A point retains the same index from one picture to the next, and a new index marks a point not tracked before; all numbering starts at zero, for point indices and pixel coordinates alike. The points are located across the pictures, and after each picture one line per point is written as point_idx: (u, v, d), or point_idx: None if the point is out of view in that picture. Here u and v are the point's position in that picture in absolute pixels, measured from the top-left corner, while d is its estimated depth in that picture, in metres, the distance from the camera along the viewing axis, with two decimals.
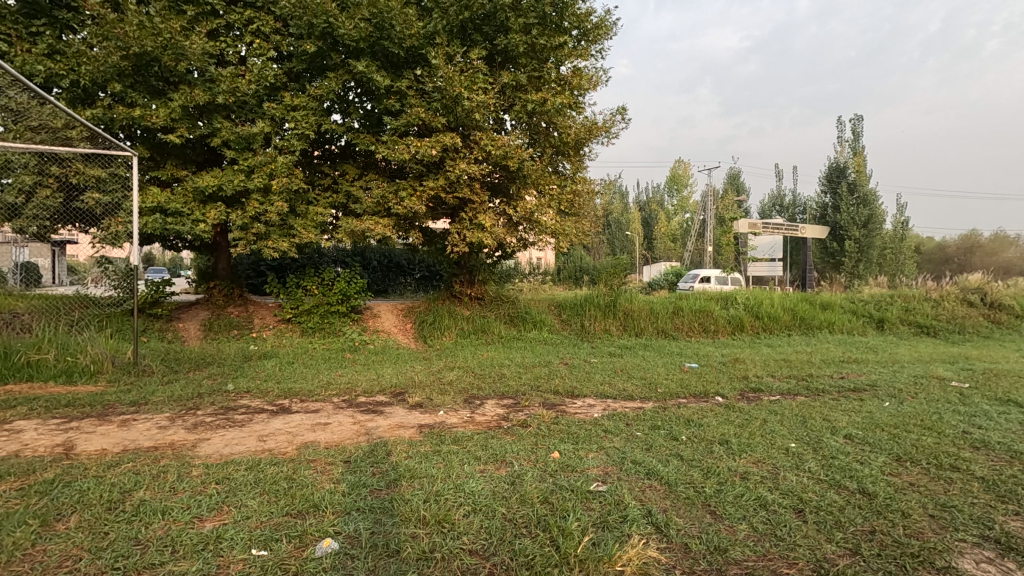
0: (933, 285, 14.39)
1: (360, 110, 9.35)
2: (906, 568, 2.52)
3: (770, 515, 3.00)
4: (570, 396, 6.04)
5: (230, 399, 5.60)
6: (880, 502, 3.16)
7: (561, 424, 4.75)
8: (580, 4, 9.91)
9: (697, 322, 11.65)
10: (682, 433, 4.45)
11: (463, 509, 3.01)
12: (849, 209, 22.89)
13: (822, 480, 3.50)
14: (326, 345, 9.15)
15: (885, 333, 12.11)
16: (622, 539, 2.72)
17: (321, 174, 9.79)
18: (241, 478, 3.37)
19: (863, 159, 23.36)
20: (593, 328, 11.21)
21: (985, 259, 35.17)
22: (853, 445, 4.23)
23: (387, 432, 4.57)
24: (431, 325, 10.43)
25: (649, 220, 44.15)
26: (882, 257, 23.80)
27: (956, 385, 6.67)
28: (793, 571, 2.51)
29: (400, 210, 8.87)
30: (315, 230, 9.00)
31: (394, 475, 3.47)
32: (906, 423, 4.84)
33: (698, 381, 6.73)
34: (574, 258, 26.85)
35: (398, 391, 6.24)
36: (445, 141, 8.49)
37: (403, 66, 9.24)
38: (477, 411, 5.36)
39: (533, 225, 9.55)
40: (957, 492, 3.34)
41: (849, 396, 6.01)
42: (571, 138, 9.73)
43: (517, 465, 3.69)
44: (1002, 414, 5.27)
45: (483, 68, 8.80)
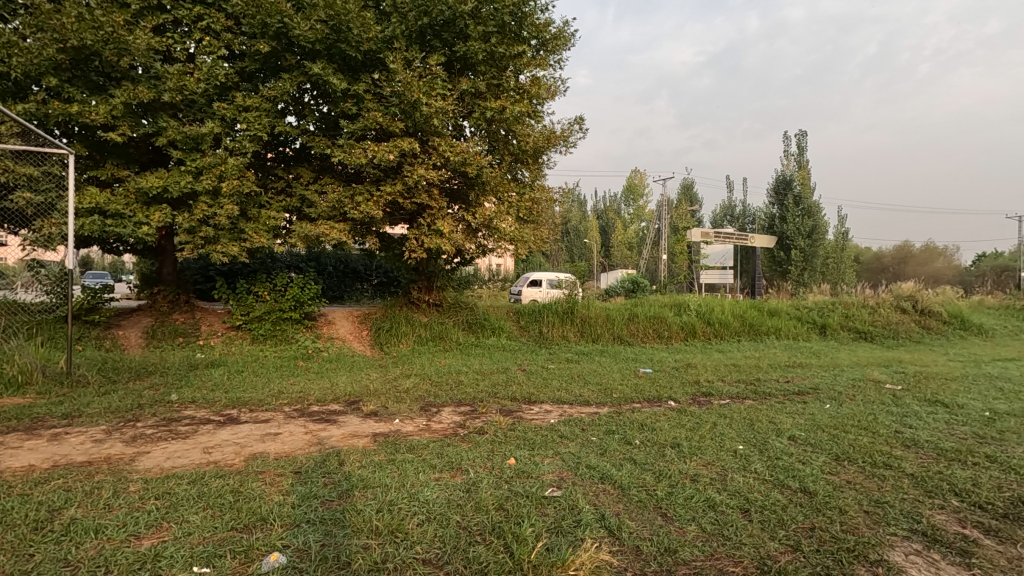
0: (870, 292, 15.19)
1: (316, 113, 9.18)
2: (842, 563, 2.64)
3: (718, 516, 3.09)
4: (526, 402, 6.07)
5: (173, 411, 5.35)
6: (819, 501, 3.31)
7: (517, 430, 4.75)
8: (539, 15, 10.06)
9: (651, 328, 11.91)
10: (635, 438, 4.54)
11: (417, 518, 2.98)
12: (795, 220, 23.96)
13: (767, 480, 3.64)
14: (278, 353, 8.89)
15: (826, 338, 12.69)
16: (575, 544, 2.74)
17: (274, 177, 9.57)
18: (183, 493, 3.22)
19: (807, 172, 24.49)
20: (551, 334, 11.31)
21: (918, 268, 37.42)
22: (796, 446, 4.41)
23: (340, 442, 4.46)
24: (387, 332, 10.27)
25: (606, 228, 44.95)
26: (825, 266, 24.99)
27: (891, 387, 7.08)
28: (738, 569, 2.59)
29: (356, 215, 8.72)
30: (267, 235, 8.75)
31: (346, 486, 3.39)
32: (845, 424, 5.11)
33: (651, 386, 6.89)
34: (533, 265, 27.01)
35: (353, 399, 6.11)
36: (403, 146, 8.42)
37: (360, 70, 9.14)
38: (434, 418, 5.31)
39: (492, 232, 9.56)
40: (889, 488, 3.54)
41: (794, 399, 6.28)
42: (530, 146, 9.82)
43: (472, 473, 3.68)
44: (930, 414, 5.63)
45: (442, 74, 8.77)
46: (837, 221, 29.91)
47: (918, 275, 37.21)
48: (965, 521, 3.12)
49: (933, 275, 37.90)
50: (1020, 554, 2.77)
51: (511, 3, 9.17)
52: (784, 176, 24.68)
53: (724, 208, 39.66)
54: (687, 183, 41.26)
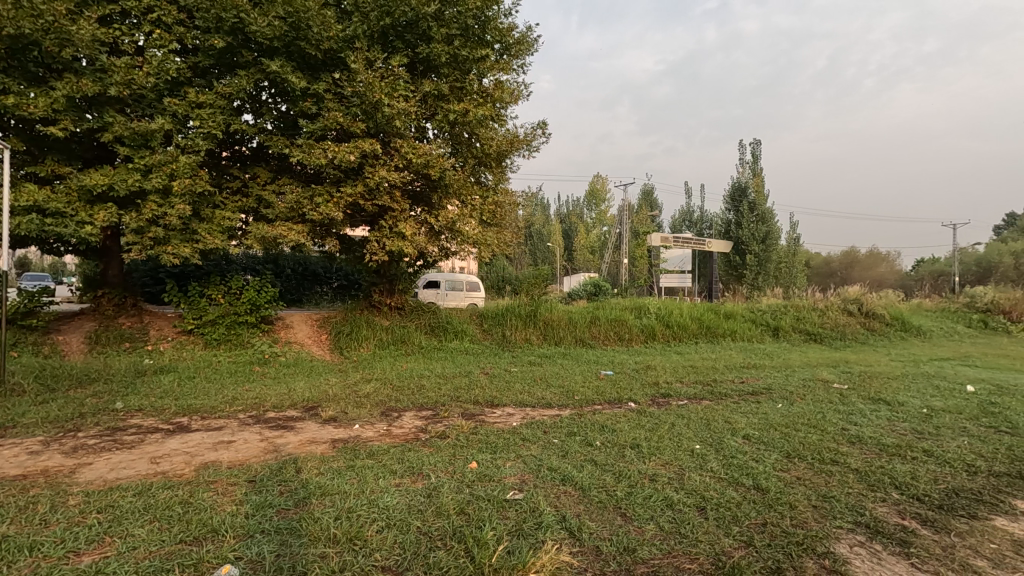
0: (819, 296, 15.85)
1: (273, 111, 8.97)
2: (791, 556, 2.74)
3: (675, 514, 3.16)
4: (489, 405, 6.06)
5: (118, 419, 5.09)
6: (771, 497, 3.43)
7: (479, 434, 4.74)
8: (502, 20, 10.13)
9: (613, 331, 12.09)
10: (596, 439, 4.60)
11: (377, 524, 2.93)
12: (749, 226, 24.79)
13: (722, 478, 3.74)
14: (233, 358, 8.59)
15: (779, 340, 13.17)
16: (536, 546, 2.75)
17: (229, 176, 9.29)
18: (127, 506, 3.07)
19: (761, 180, 25.36)
20: (514, 338, 11.34)
21: (863, 273, 39.27)
22: (750, 445, 4.56)
23: (298, 449, 4.35)
24: (347, 336, 10.08)
25: (569, 232, 45.43)
26: (778, 270, 25.92)
27: (838, 386, 7.43)
28: (694, 566, 2.66)
29: (315, 217, 8.52)
30: (221, 236, 8.47)
31: (303, 494, 3.30)
32: (796, 422, 5.30)
33: (612, 388, 6.99)
34: (497, 268, 27.03)
35: (311, 405, 5.96)
36: (364, 147, 8.29)
37: (320, 68, 8.97)
38: (394, 423, 5.24)
39: (455, 235, 9.52)
40: (836, 483, 3.70)
41: (748, 399, 6.50)
42: (493, 149, 9.83)
43: (434, 477, 3.64)
44: (873, 411, 5.91)
45: (405, 75, 8.69)
46: (789, 227, 31.09)
47: (863, 279, 39.08)
48: (904, 512, 3.28)
49: (877, 280, 39.88)
50: (953, 542, 2.93)
51: (475, 7, 9.18)
52: (739, 183, 25.46)
53: (683, 214, 40.70)
54: (648, 189, 42.15)
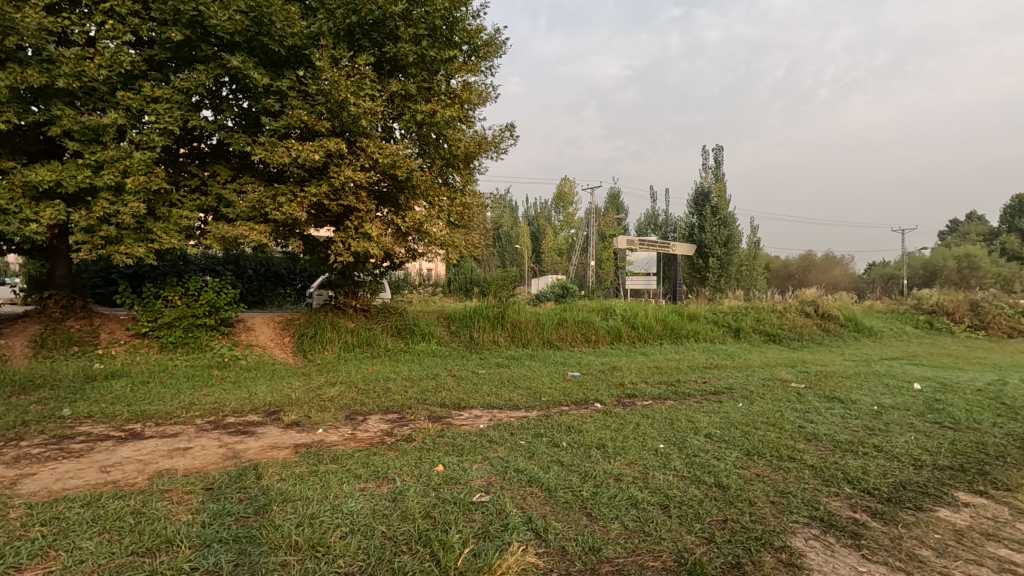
0: (779, 298, 16.36)
1: (234, 108, 8.74)
2: (750, 550, 2.82)
3: (639, 513, 3.21)
4: (456, 408, 6.03)
5: (65, 427, 4.86)
6: (731, 493, 3.52)
7: (446, 437, 4.71)
8: (470, 21, 10.12)
9: (580, 332, 12.20)
10: (562, 440, 4.63)
11: (340, 530, 2.87)
12: (712, 229, 25.41)
13: (685, 476, 3.82)
14: (190, 362, 8.29)
15: (740, 341, 13.53)
16: (502, 548, 2.75)
17: (187, 174, 8.99)
18: (74, 517, 2.93)
19: (724, 185, 25.99)
20: (482, 339, 11.32)
21: (819, 276, 40.75)
22: (712, 443, 4.67)
23: (258, 455, 4.24)
24: (311, 339, 9.87)
25: (537, 234, 45.63)
26: (739, 273, 26.65)
27: (795, 385, 7.68)
28: (657, 563, 2.70)
29: (278, 216, 8.31)
30: (178, 236, 8.19)
31: (263, 501, 3.21)
32: (755, 421, 5.45)
33: (579, 389, 7.05)
34: (465, 270, 26.91)
35: (273, 410, 5.81)
36: (330, 146, 8.15)
37: (284, 65, 8.78)
38: (359, 427, 5.15)
39: (422, 236, 9.44)
40: (793, 479, 3.82)
41: (710, 399, 6.66)
42: (461, 151, 9.81)
43: (399, 481, 3.60)
44: (828, 409, 6.14)
45: (371, 74, 8.56)
46: (750, 231, 31.98)
47: (819, 282, 40.54)
48: (856, 506, 3.42)
49: (832, 283, 41.41)
50: (901, 533, 3.07)
51: (443, 8, 9.14)
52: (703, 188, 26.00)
53: (649, 217, 41.42)
54: (614, 192, 42.71)
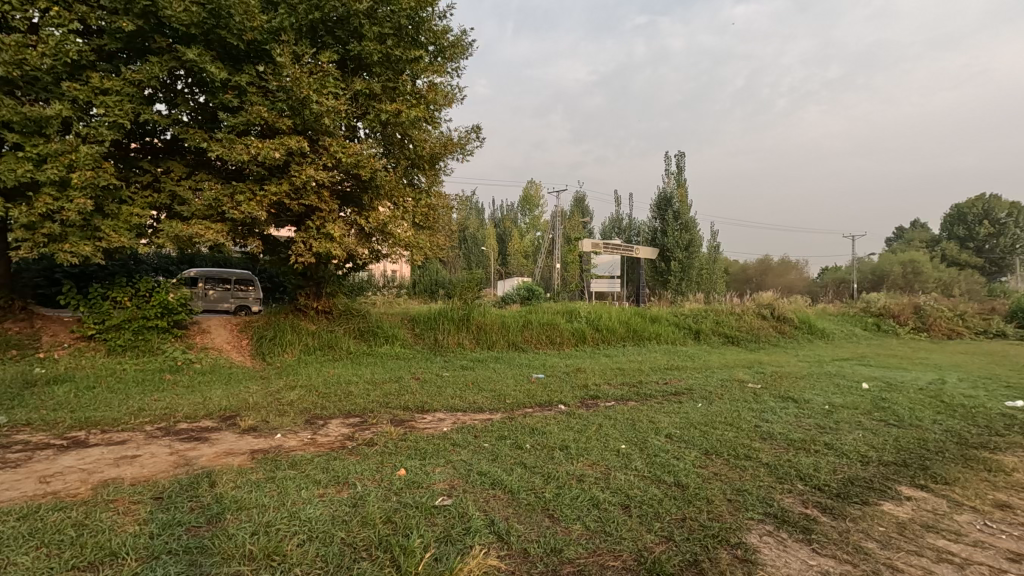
0: (737, 301, 16.85)
1: (190, 102, 8.45)
2: (707, 548, 2.88)
3: (601, 514, 3.25)
4: (419, 411, 5.97)
5: (1, 436, 4.58)
6: (690, 492, 3.60)
7: (409, 440, 4.66)
8: (437, 21, 10.07)
9: (545, 335, 12.25)
10: (526, 442, 4.64)
11: (297, 538, 2.80)
12: (674, 234, 25.97)
13: (646, 476, 3.88)
14: (140, 366, 7.94)
15: (700, 343, 13.86)
16: (464, 552, 2.74)
17: (139, 170, 8.64)
18: (8, 532, 2.76)
19: (685, 190, 26.56)
20: (446, 342, 11.27)
21: (775, 280, 42.14)
22: (672, 443, 4.76)
23: (212, 462, 4.09)
24: (270, 341, 9.61)
25: (503, 236, 45.73)
26: (700, 276, 27.31)
27: (752, 386, 7.92)
28: (618, 563, 2.74)
29: (235, 215, 8.06)
30: (128, 234, 7.85)
31: (216, 509, 3.10)
32: (714, 421, 5.59)
33: (543, 391, 7.08)
34: (430, 272, 26.69)
35: (229, 415, 5.63)
36: (291, 144, 7.96)
37: (243, 60, 8.56)
38: (320, 432, 5.04)
39: (386, 237, 9.32)
40: (749, 477, 3.94)
41: (671, 399, 6.80)
42: (426, 151, 9.74)
43: (360, 486, 3.54)
44: (782, 409, 6.35)
45: (335, 72, 8.41)
46: (711, 236, 32.81)
47: (776, 286, 41.92)
48: (807, 501, 3.55)
49: (788, 286, 42.88)
50: (848, 527, 3.20)
51: (409, 7, 9.06)
52: (665, 193, 26.51)
53: (613, 221, 42.07)
54: (580, 196, 43.14)
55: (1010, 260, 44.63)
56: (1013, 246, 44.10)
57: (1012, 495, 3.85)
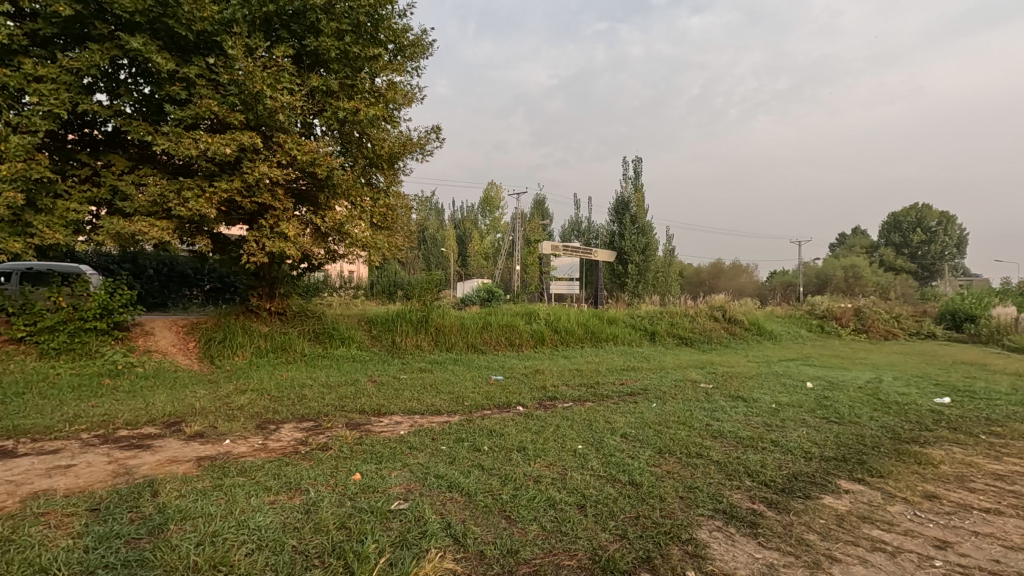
0: (691, 303, 17.34)
1: (134, 94, 8.07)
2: (659, 544, 2.95)
3: (557, 514, 3.28)
4: (375, 414, 5.88)
5: None
6: (644, 490, 3.68)
7: (365, 444, 4.58)
8: (396, 20, 9.97)
9: (504, 336, 12.28)
10: (484, 444, 4.63)
11: (246, 547, 2.71)
12: (631, 237, 26.50)
13: (601, 476, 3.95)
14: (76, 370, 7.50)
15: (655, 344, 14.20)
16: (419, 556, 2.71)
17: (77, 163, 8.19)
18: None
19: (642, 195, 27.15)
20: (404, 344, 11.15)
21: (727, 283, 43.55)
22: (627, 443, 4.86)
23: (154, 470, 3.91)
24: (219, 344, 9.27)
25: (463, 238, 45.60)
26: (656, 279, 27.97)
27: (704, 385, 8.17)
28: (573, 562, 2.77)
29: (182, 212, 7.72)
30: (64, 231, 7.42)
31: (159, 520, 2.96)
32: (667, 420, 5.74)
33: (502, 393, 7.09)
34: (389, 273, 26.34)
35: (173, 421, 5.38)
36: (243, 140, 7.69)
37: (192, 51, 8.24)
38: (271, 437, 4.89)
39: (343, 237, 9.13)
40: (700, 475, 4.06)
41: (626, 399, 6.95)
42: (385, 151, 9.62)
43: (313, 492, 3.45)
44: (731, 408, 6.57)
45: (290, 67, 8.19)
46: (666, 239, 33.67)
47: (727, 288, 43.36)
48: (754, 497, 3.69)
49: (739, 289, 44.42)
50: (792, 520, 3.34)
51: (368, 5, 8.93)
52: (623, 197, 27.02)
53: (572, 224, 42.57)
54: (540, 198, 43.47)
55: (940, 266, 47.77)
56: (942, 253, 47.25)
57: (939, 485, 4.12)
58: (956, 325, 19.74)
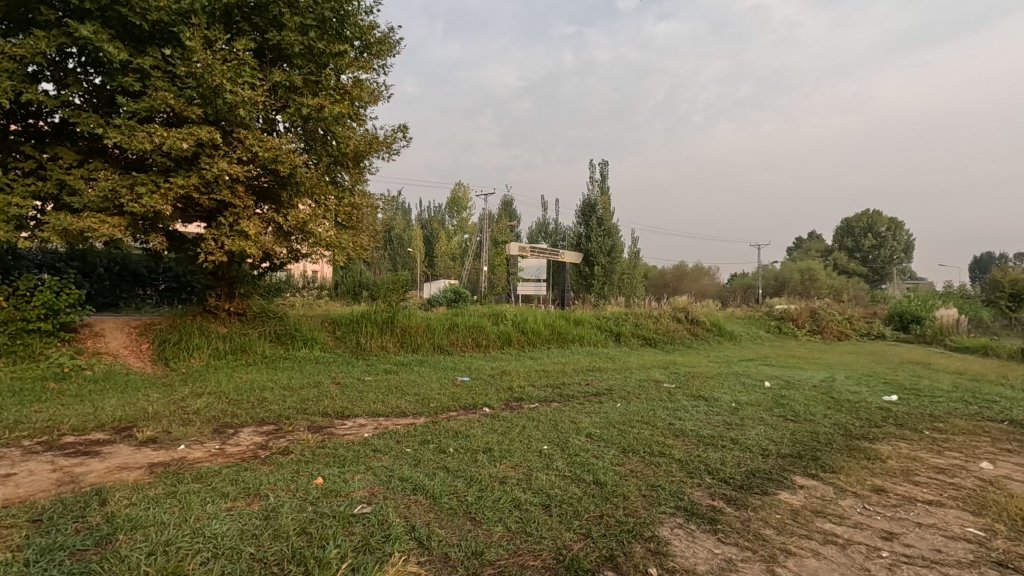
0: (655, 304, 17.66)
1: (84, 84, 7.72)
2: (622, 543, 2.99)
3: (522, 514, 3.29)
4: (339, 417, 5.77)
5: None
6: (608, 490, 3.73)
7: (327, 447, 4.49)
8: (363, 16, 9.83)
9: (470, 338, 12.23)
10: (449, 446, 4.61)
11: (201, 556, 2.62)
12: (598, 239, 26.81)
13: (566, 476, 3.98)
14: (18, 374, 7.10)
15: (620, 344, 14.40)
16: (382, 560, 2.67)
17: (20, 155, 7.78)
18: None
19: (608, 198, 27.50)
20: (369, 345, 10.99)
21: (690, 285, 44.53)
22: (592, 443, 4.91)
23: (103, 478, 3.74)
24: (175, 346, 8.94)
25: (430, 238, 45.30)
26: (621, 281, 28.40)
27: (667, 385, 8.33)
28: (537, 562, 2.78)
29: (135, 209, 7.40)
30: (5, 226, 7.02)
31: (107, 530, 2.83)
32: (631, 420, 5.83)
33: (468, 394, 7.07)
34: (354, 273, 25.93)
35: (124, 426, 5.17)
36: (201, 135, 7.44)
37: (147, 42, 7.94)
38: (229, 441, 4.75)
39: (306, 236, 8.94)
40: (662, 473, 4.14)
41: (592, 400, 7.03)
42: (350, 149, 9.47)
43: (273, 498, 3.37)
44: (693, 407, 6.73)
45: (251, 61, 7.97)
46: (632, 242, 34.20)
47: (690, 290, 44.35)
48: (714, 494, 3.78)
49: (701, 291, 45.47)
50: (749, 516, 3.44)
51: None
52: (590, 199, 27.31)
53: (539, 226, 42.78)
54: (507, 199, 43.55)
55: (889, 269, 50.01)
56: (891, 257, 49.49)
57: (887, 479, 4.31)
58: (903, 326, 20.70)
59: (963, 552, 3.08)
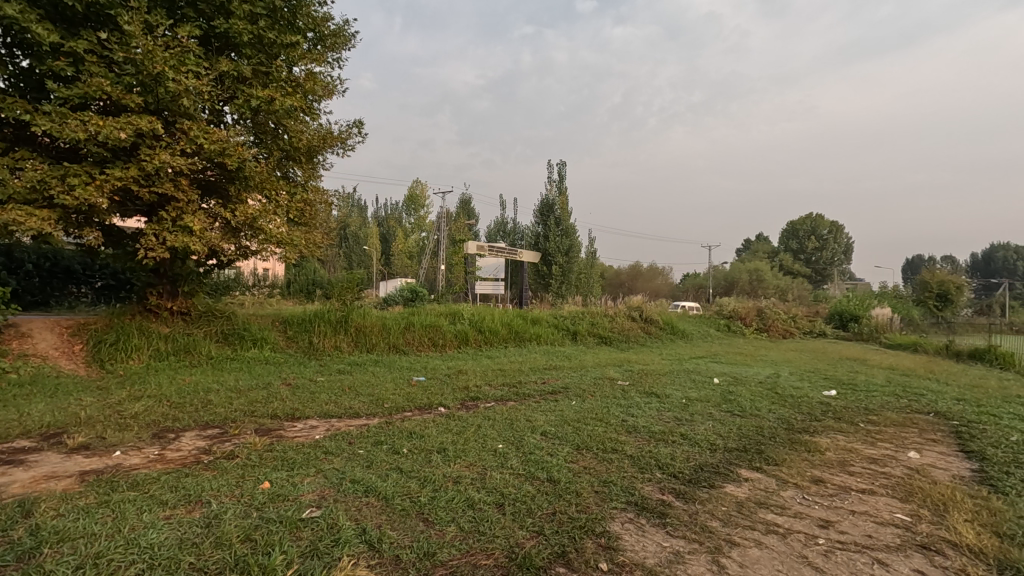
0: (611, 303, 17.94)
1: (9, 67, 7.20)
2: (574, 539, 3.03)
3: (475, 514, 3.28)
4: (289, 419, 5.60)
5: None
6: (561, 487, 3.76)
7: (276, 451, 4.35)
8: (317, 8, 9.60)
9: (426, 337, 12.09)
10: (403, 447, 4.55)
11: (134, 568, 2.49)
12: (556, 239, 27.03)
13: (520, 474, 3.99)
14: None
15: (577, 343, 14.57)
16: (330, 565, 2.61)
17: None
18: None
19: (566, 198, 27.77)
20: (322, 345, 10.72)
21: (644, 284, 45.56)
22: (547, 441, 4.95)
23: (28, 488, 3.51)
24: (112, 347, 8.46)
25: (387, 236, 44.63)
26: (579, 280, 28.77)
27: (620, 383, 8.49)
28: (490, 561, 2.78)
29: (66, 201, 6.93)
30: None
31: (30, 544, 2.65)
32: (586, 417, 5.91)
33: (423, 394, 6.99)
34: (307, 270, 25.27)
35: (53, 433, 4.85)
36: (141, 124, 7.06)
37: (80, 24, 7.49)
38: (169, 446, 4.53)
39: (255, 232, 8.63)
40: (614, 469, 4.21)
41: (548, 398, 7.10)
42: (302, 144, 9.21)
43: (216, 504, 3.23)
44: (645, 403, 6.89)
45: (196, 48, 7.62)
46: (589, 243, 34.69)
47: (645, 290, 45.35)
48: (664, 488, 3.87)
49: (655, 290, 46.56)
50: (697, 509, 3.54)
51: None
52: (548, 200, 27.49)
53: (498, 225, 42.77)
54: (465, 198, 43.37)
55: (830, 270, 52.49)
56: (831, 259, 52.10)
57: (825, 470, 4.53)
58: (842, 324, 21.83)
59: (892, 537, 3.27)
